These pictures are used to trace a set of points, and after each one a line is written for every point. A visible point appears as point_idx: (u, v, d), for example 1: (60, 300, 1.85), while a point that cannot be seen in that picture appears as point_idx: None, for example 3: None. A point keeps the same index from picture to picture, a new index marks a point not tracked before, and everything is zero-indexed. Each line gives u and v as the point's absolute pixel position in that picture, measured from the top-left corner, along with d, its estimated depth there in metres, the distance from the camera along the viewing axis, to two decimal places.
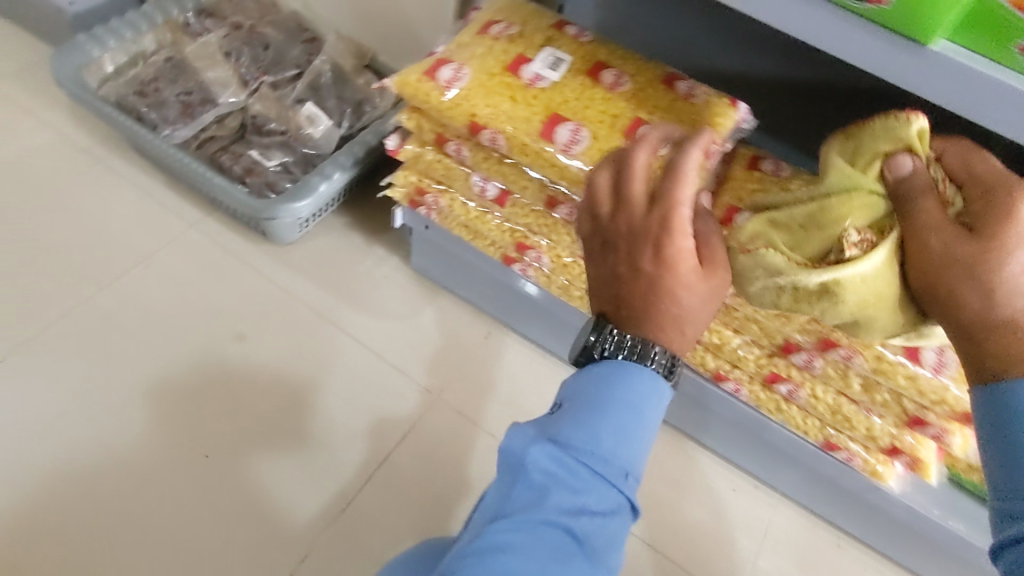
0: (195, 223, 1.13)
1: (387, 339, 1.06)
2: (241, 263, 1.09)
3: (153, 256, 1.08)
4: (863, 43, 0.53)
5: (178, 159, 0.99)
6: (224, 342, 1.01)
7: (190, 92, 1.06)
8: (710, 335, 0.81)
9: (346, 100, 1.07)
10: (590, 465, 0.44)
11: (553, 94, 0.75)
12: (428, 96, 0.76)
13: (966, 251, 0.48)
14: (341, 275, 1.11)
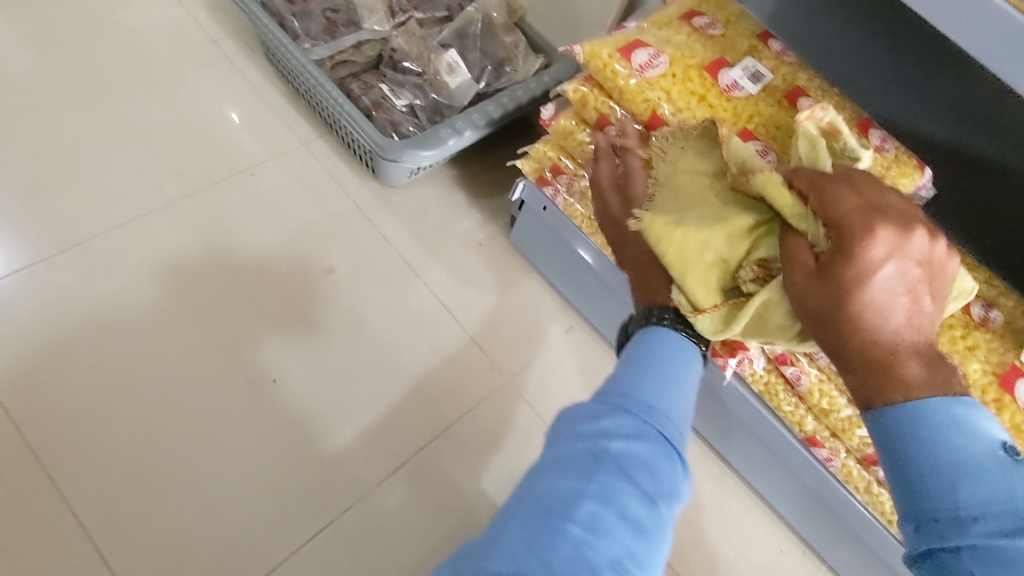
0: (306, 142, 1.11)
1: (470, 308, 1.02)
2: (343, 194, 1.07)
3: (260, 166, 1.06)
4: None
5: (311, 74, 0.95)
6: (312, 268, 0.99)
7: (337, 10, 1.03)
8: (819, 398, 0.77)
9: (489, 56, 1.04)
10: (617, 402, 0.49)
11: (748, 107, 0.72)
12: (616, 77, 0.73)
13: (818, 297, 0.47)
14: (438, 230, 1.07)
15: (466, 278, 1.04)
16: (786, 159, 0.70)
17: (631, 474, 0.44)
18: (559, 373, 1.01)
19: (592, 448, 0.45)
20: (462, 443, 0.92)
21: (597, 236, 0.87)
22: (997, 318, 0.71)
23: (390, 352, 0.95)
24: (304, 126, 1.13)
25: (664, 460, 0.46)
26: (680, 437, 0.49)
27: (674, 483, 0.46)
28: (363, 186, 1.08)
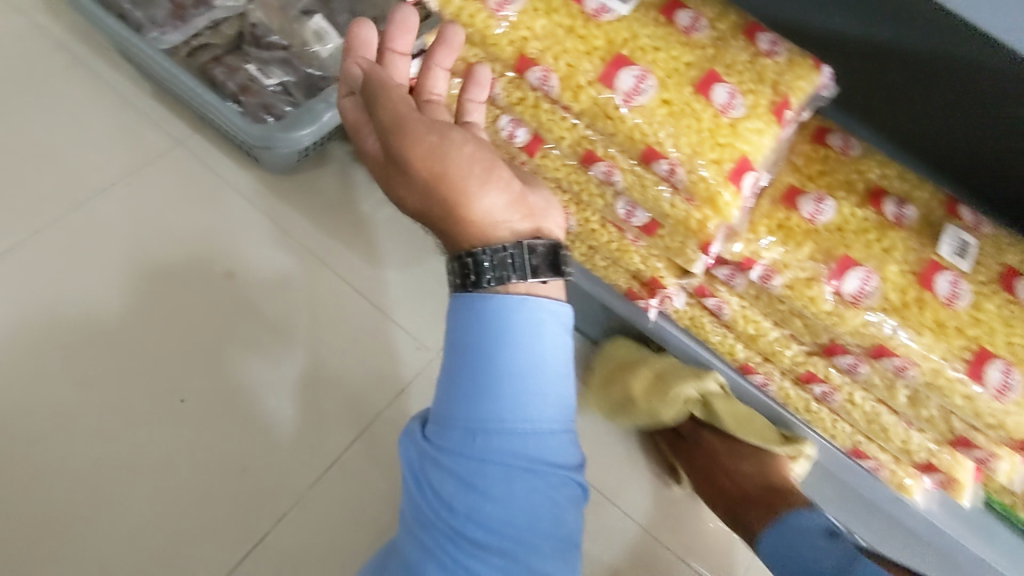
0: (182, 139, 1.02)
1: (386, 288, 0.96)
2: (230, 189, 0.99)
3: (135, 174, 0.98)
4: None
5: (163, 66, 0.87)
6: (209, 275, 0.93)
7: None
8: (743, 325, 0.74)
9: (359, 16, 0.96)
10: (442, 439, 0.51)
11: (622, 28, 0.65)
12: (474, 18, 0.67)
13: (392, 113, 0.50)
14: (341, 209, 1.00)
15: (378, 256, 0.97)
16: (668, 82, 0.63)
17: (474, 519, 0.50)
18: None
19: (438, 515, 0.51)
20: (396, 428, 0.88)
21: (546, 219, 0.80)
22: (908, 215, 0.66)
23: (306, 352, 0.90)
24: (175, 121, 1.03)
25: (512, 483, 0.50)
26: (515, 431, 0.50)
27: (528, 486, 0.50)
28: (249, 177, 1.00)
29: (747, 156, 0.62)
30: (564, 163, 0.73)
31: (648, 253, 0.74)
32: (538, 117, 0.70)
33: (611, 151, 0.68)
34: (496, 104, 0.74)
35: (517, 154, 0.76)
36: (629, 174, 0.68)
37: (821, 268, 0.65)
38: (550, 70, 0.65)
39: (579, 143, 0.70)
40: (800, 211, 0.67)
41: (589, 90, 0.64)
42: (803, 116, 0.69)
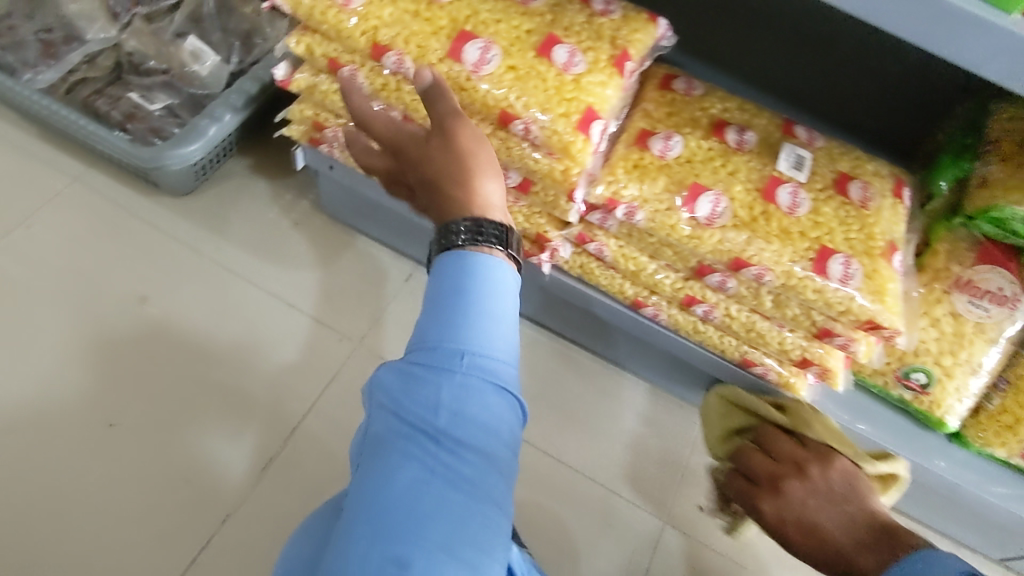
0: (77, 177, 1.03)
1: (302, 289, 0.99)
2: (134, 217, 1.01)
3: (34, 218, 0.99)
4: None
5: (43, 105, 0.90)
6: (122, 301, 0.95)
7: (51, 30, 0.96)
8: (625, 263, 0.80)
9: (233, 33, 0.99)
10: (427, 360, 0.44)
11: (462, 8, 0.72)
12: (326, 14, 0.72)
13: (375, 129, 0.54)
14: (249, 222, 1.03)
15: (290, 259, 1.02)
16: (512, 50, 0.71)
17: (455, 453, 0.42)
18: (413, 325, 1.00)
19: (415, 452, 0.42)
20: (328, 416, 0.90)
21: None
22: (748, 139, 0.76)
23: (231, 361, 0.93)
24: (68, 162, 1.04)
25: (493, 417, 0.44)
26: (501, 364, 0.45)
27: (505, 424, 0.45)
28: (153, 207, 1.02)
29: (593, 107, 0.70)
30: None
31: (533, 211, 0.80)
32: (400, 98, 0.74)
33: (475, 122, 0.74)
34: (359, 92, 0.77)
35: None
36: (494, 139, 0.74)
37: (677, 197, 0.73)
38: (403, 54, 0.70)
39: None
40: (652, 149, 0.75)
41: (442, 67, 0.70)
42: (646, 65, 0.78)
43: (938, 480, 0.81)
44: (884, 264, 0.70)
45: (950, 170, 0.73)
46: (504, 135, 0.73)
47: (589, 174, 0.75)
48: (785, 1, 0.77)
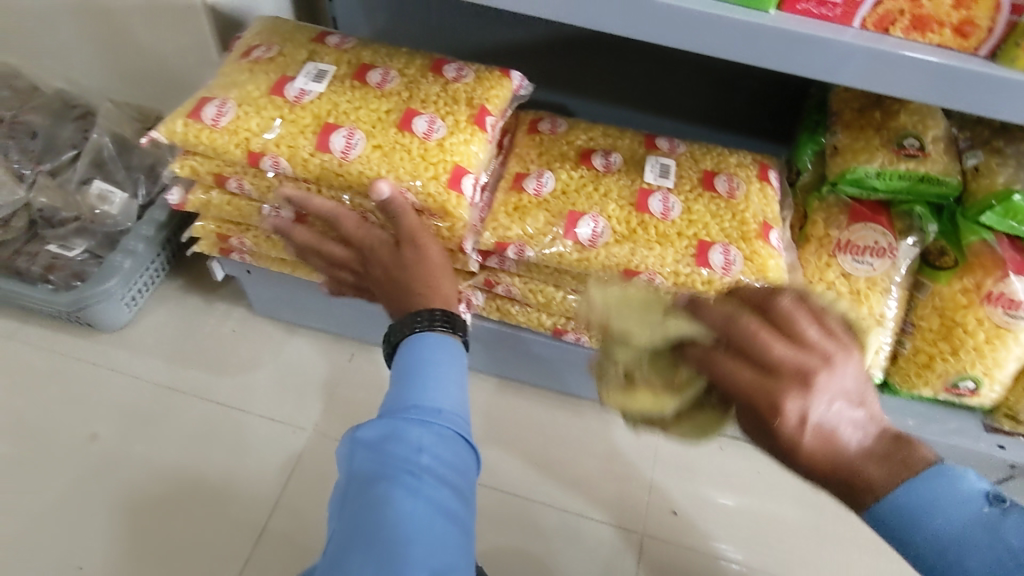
0: (163, 300, 1.23)
1: (367, 375, 1.17)
2: (219, 327, 1.21)
3: (135, 336, 1.18)
4: (882, 59, 0.60)
5: (126, 244, 1.09)
6: (213, 398, 1.12)
7: (132, 174, 1.17)
8: None
9: (138, 169, 1.18)
10: (412, 411, 0.59)
11: (446, 146, 0.83)
12: (326, 169, 0.81)
13: (405, 230, 0.75)
14: (305, 323, 1.21)
15: (353, 348, 1.20)
16: None
17: (438, 477, 0.57)
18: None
19: (404, 475, 0.56)
20: None
21: (490, 308, 0.95)
22: (737, 186, 0.89)
23: (316, 438, 1.09)
24: (167, 291, 1.24)
25: (457, 456, 0.59)
26: (461, 418, 0.62)
27: (463, 460, 0.60)
28: (237, 320, 1.22)
29: (642, 192, 0.87)
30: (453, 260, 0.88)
31: (561, 295, 0.90)
32: None
33: (496, 238, 0.84)
34: None
35: None
36: (524, 241, 0.84)
37: (685, 259, 0.83)
38: (407, 190, 0.80)
39: (454, 239, 0.84)
40: (653, 211, 0.85)
41: (443, 198, 0.81)
42: (613, 158, 0.90)
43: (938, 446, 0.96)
44: (878, 296, 0.92)
45: (968, 228, 0.88)
46: (528, 233, 0.84)
47: (589, 244, 0.84)
48: (714, 107, 1.05)
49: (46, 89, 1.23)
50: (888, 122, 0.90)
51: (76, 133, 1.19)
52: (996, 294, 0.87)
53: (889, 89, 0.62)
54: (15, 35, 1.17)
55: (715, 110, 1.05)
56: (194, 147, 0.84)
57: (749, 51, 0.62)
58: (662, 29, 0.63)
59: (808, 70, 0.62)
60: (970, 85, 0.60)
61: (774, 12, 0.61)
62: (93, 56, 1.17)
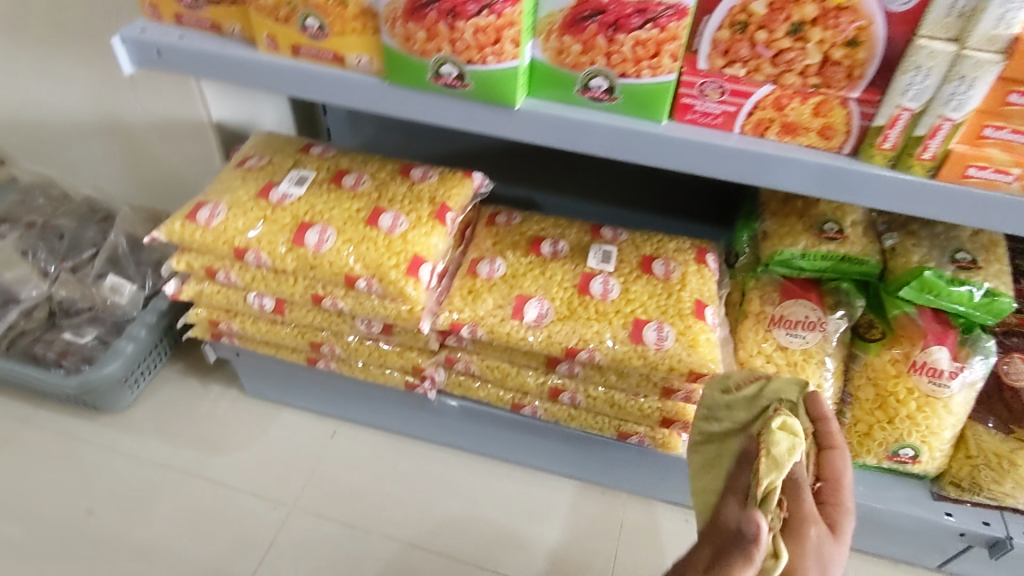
0: (164, 383, 1.33)
1: (348, 452, 1.24)
2: (213, 408, 1.30)
3: (136, 418, 1.27)
4: (762, 161, 0.69)
5: (130, 332, 1.20)
6: (201, 475, 1.19)
7: (143, 267, 1.29)
8: (603, 399, 0.97)
9: (147, 263, 1.30)
10: None
11: (405, 238, 0.93)
12: (300, 260, 0.93)
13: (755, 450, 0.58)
14: (292, 403, 1.30)
15: (337, 426, 1.28)
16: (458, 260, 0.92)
17: None
18: (437, 465, 1.22)
19: None
20: (366, 554, 1.10)
21: (453, 382, 1.03)
22: (673, 269, 0.98)
23: (297, 511, 1.15)
24: (168, 375, 1.34)
25: None
26: None
27: None
28: (229, 401, 1.31)
29: (585, 277, 0.96)
30: (416, 335, 0.97)
31: (512, 369, 0.99)
32: (379, 311, 0.94)
33: (452, 317, 0.93)
34: (345, 312, 0.97)
35: (379, 338, 0.99)
36: (477, 321, 0.93)
37: (621, 333, 0.91)
38: (371, 277, 0.91)
39: (412, 317, 0.93)
40: (593, 292, 0.95)
41: (402, 282, 0.90)
42: (558, 244, 1.01)
43: (888, 514, 0.99)
44: (811, 367, 0.98)
45: (891, 304, 0.95)
46: (480, 313, 0.93)
47: (535, 321, 0.92)
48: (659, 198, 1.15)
49: (75, 196, 1.40)
50: (809, 209, 1.00)
51: (98, 234, 1.34)
52: (921, 363, 0.92)
53: (795, 188, 0.70)
54: (53, 151, 1.35)
55: (660, 202, 1.15)
56: (189, 244, 0.96)
57: (644, 153, 0.72)
58: (571, 138, 0.73)
59: (706, 173, 0.71)
60: (853, 181, 0.68)
61: (666, 121, 0.71)
62: (117, 167, 1.33)
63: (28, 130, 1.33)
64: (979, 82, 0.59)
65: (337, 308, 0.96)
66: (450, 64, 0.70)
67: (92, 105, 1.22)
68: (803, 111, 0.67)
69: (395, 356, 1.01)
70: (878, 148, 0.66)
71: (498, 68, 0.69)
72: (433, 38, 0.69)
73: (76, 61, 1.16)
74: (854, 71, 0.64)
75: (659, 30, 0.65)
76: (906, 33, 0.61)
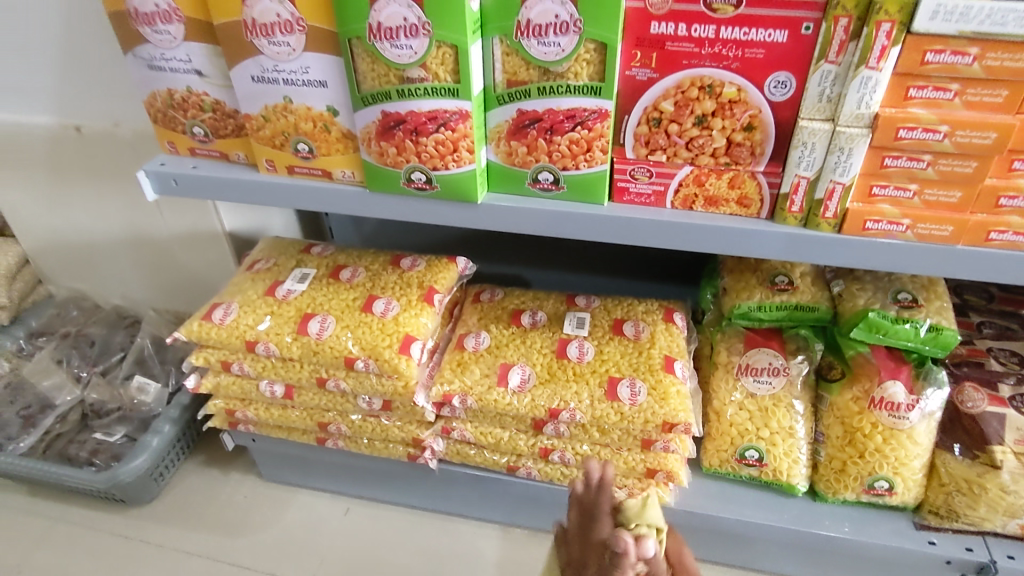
0: (187, 474, 1.42)
1: (359, 528, 1.30)
2: (234, 494, 1.37)
3: (161, 509, 1.35)
4: (696, 230, 0.79)
5: (155, 426, 1.30)
6: (222, 559, 1.26)
7: (166, 366, 1.41)
8: (589, 456, 1.04)
9: (170, 361, 1.42)
10: None
11: (397, 321, 1.04)
12: (304, 347, 1.03)
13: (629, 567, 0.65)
14: (306, 485, 1.37)
15: (349, 503, 1.35)
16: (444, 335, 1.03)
17: None
18: (446, 534, 1.28)
19: None
20: None
21: (451, 450, 1.11)
22: (642, 330, 1.07)
23: None
24: (191, 466, 1.43)
25: None
26: None
27: None
28: (248, 486, 1.39)
29: (561, 342, 1.06)
30: (413, 408, 1.06)
31: (502, 434, 1.06)
32: (376, 388, 1.03)
33: (443, 388, 1.02)
34: (347, 392, 1.07)
35: (379, 413, 1.09)
36: (465, 390, 1.02)
37: (597, 392, 1.00)
38: (367, 357, 1.01)
39: (408, 391, 1.02)
40: (570, 355, 1.04)
41: (395, 360, 1.00)
42: (537, 314, 1.11)
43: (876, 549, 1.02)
44: (782, 410, 1.05)
45: (846, 344, 1.02)
46: (468, 382, 1.03)
47: (519, 386, 1.01)
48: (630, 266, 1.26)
49: (105, 306, 1.55)
50: (761, 264, 1.10)
51: (125, 338, 1.47)
52: (879, 398, 0.99)
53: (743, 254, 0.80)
54: (86, 267, 1.51)
55: (631, 268, 1.26)
56: (206, 341, 1.08)
57: (593, 230, 0.82)
58: (526, 223, 0.84)
59: (657, 245, 0.82)
60: (793, 242, 0.77)
61: (607, 202, 0.83)
62: (142, 277, 1.48)
63: (63, 251, 1.49)
64: (856, 152, 0.70)
65: (340, 389, 1.05)
66: (419, 172, 0.83)
67: (121, 225, 1.38)
68: (720, 186, 0.78)
69: (395, 430, 1.10)
70: (788, 212, 0.77)
71: (459, 171, 0.81)
72: (402, 152, 0.82)
73: (105, 189, 1.32)
74: (756, 149, 0.75)
75: (588, 131, 0.77)
76: (790, 117, 0.72)
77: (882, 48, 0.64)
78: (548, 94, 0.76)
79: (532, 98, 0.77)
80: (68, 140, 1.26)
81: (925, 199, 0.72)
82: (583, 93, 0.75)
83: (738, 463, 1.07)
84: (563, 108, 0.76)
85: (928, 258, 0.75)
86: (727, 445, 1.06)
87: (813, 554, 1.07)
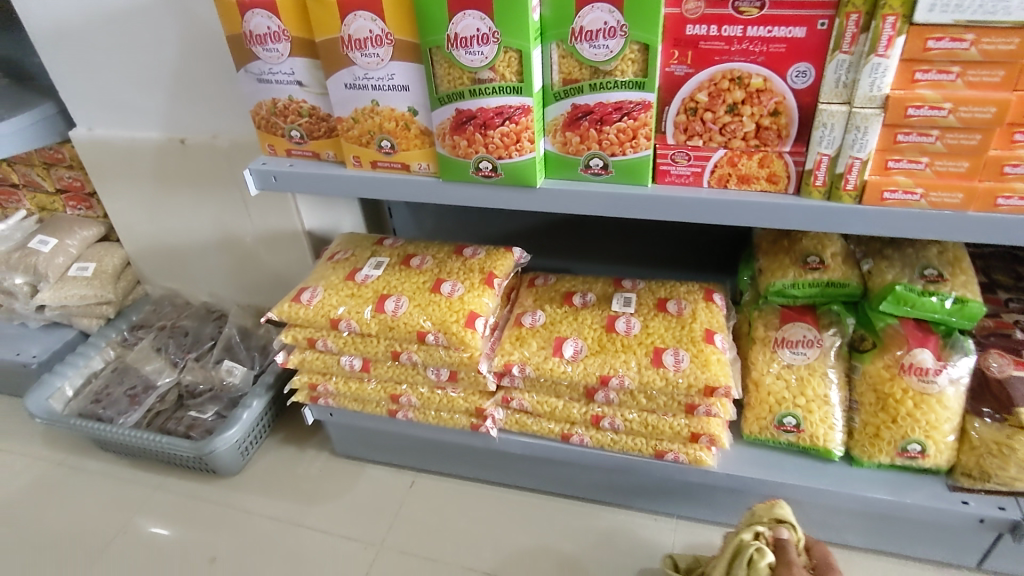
0: (267, 451, 1.56)
1: (424, 498, 1.42)
2: (310, 469, 1.52)
3: (246, 481, 1.50)
4: (732, 205, 0.90)
5: (244, 403, 1.46)
6: (302, 524, 1.39)
7: (251, 352, 1.58)
8: (637, 421, 1.14)
9: (254, 348, 1.58)
10: None
11: (462, 299, 1.17)
12: (381, 323, 1.17)
13: None
14: (375, 460, 1.51)
15: (414, 477, 1.47)
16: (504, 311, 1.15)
17: None
18: (503, 504, 1.38)
19: None
20: None
21: (509, 418, 1.22)
22: (684, 307, 1.18)
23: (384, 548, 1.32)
24: (271, 444, 1.58)
25: None
26: None
27: None
28: (323, 462, 1.53)
29: (610, 319, 1.17)
30: (477, 379, 1.18)
31: (557, 402, 1.17)
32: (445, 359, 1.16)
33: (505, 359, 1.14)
34: (418, 364, 1.20)
35: (446, 384, 1.21)
36: (524, 360, 1.14)
37: (644, 360, 1.10)
38: (437, 331, 1.14)
39: (473, 362, 1.15)
40: (619, 329, 1.15)
41: (462, 332, 1.13)
42: (587, 295, 1.23)
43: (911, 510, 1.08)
44: (817, 379, 1.13)
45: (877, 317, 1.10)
46: (527, 354, 1.14)
47: (574, 356, 1.13)
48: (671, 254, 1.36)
49: (194, 302, 1.73)
50: (795, 246, 1.19)
51: (214, 329, 1.64)
52: (909, 364, 1.06)
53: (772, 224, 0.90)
54: (179, 267, 1.69)
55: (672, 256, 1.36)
56: (295, 320, 1.22)
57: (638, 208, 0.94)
58: (579, 204, 0.96)
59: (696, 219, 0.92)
60: (817, 212, 0.87)
61: (651, 184, 0.94)
62: (228, 274, 1.65)
63: (160, 252, 1.68)
64: (871, 129, 0.80)
65: (412, 361, 1.19)
66: (485, 161, 0.96)
67: (213, 227, 1.56)
68: (751, 165, 0.89)
69: (460, 400, 1.22)
70: (813, 186, 0.87)
71: (520, 159, 0.94)
72: (472, 144, 0.95)
73: (202, 194, 1.50)
74: (782, 132, 0.86)
75: (633, 120, 0.89)
76: (811, 102, 0.83)
77: (888, 39, 0.75)
78: (598, 89, 0.88)
79: (584, 94, 0.89)
80: (173, 151, 1.44)
81: (936, 170, 0.82)
82: (629, 88, 0.87)
83: (776, 430, 1.14)
84: (611, 102, 0.89)
85: (942, 224, 0.84)
86: (766, 413, 1.15)
87: (849, 517, 1.14)
